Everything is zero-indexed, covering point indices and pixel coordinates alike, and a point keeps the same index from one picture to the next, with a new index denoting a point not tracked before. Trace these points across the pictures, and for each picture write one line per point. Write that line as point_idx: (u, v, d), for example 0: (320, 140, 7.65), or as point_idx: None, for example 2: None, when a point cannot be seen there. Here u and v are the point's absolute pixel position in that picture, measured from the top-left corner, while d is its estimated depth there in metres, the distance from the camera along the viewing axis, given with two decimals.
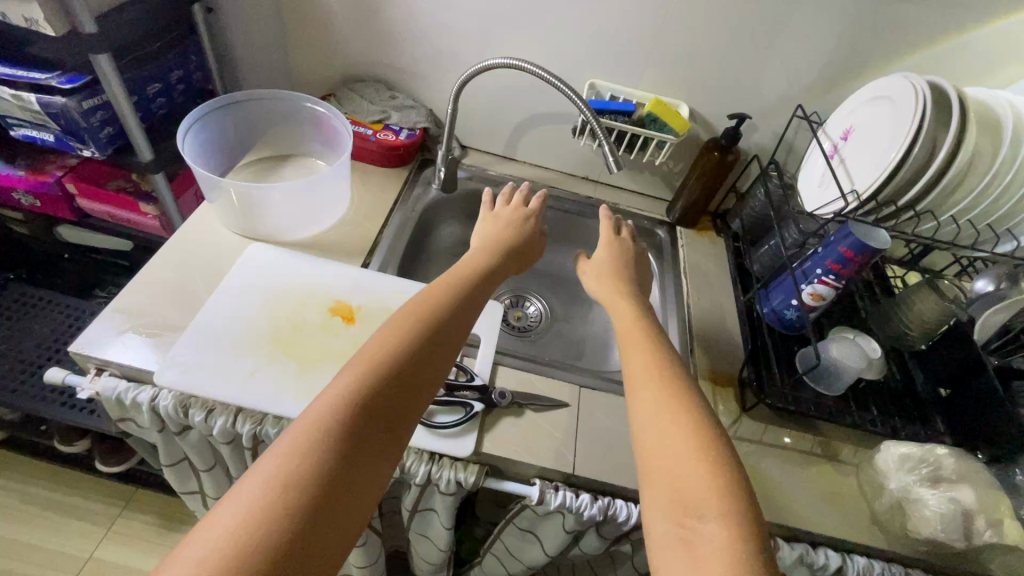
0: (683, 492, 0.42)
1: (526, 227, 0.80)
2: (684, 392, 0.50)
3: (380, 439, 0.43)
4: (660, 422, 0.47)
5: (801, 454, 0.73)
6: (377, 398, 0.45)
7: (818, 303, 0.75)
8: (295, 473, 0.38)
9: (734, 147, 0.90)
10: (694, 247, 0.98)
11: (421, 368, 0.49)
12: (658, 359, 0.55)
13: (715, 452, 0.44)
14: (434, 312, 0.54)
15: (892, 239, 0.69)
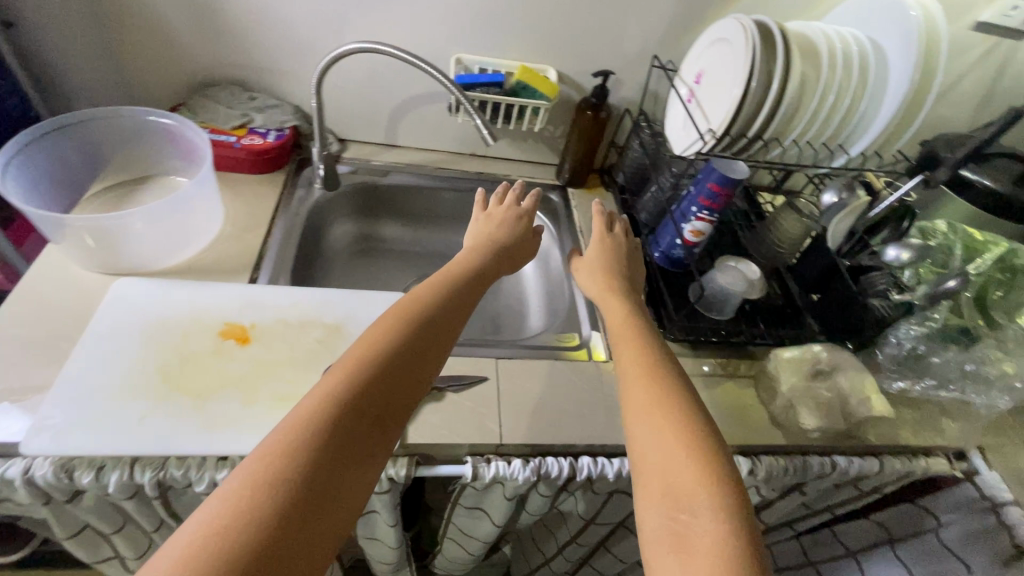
0: (677, 486, 0.44)
1: (521, 230, 0.78)
2: (673, 389, 0.53)
3: (369, 440, 0.44)
4: (652, 417, 0.50)
5: (707, 377, 0.80)
6: (368, 399, 0.45)
7: (699, 238, 0.82)
8: (285, 472, 0.39)
9: (605, 105, 0.94)
10: (586, 205, 1.01)
11: (410, 372, 0.49)
12: (648, 355, 0.57)
13: (707, 454, 0.46)
14: (422, 315, 0.54)
15: (748, 169, 0.75)
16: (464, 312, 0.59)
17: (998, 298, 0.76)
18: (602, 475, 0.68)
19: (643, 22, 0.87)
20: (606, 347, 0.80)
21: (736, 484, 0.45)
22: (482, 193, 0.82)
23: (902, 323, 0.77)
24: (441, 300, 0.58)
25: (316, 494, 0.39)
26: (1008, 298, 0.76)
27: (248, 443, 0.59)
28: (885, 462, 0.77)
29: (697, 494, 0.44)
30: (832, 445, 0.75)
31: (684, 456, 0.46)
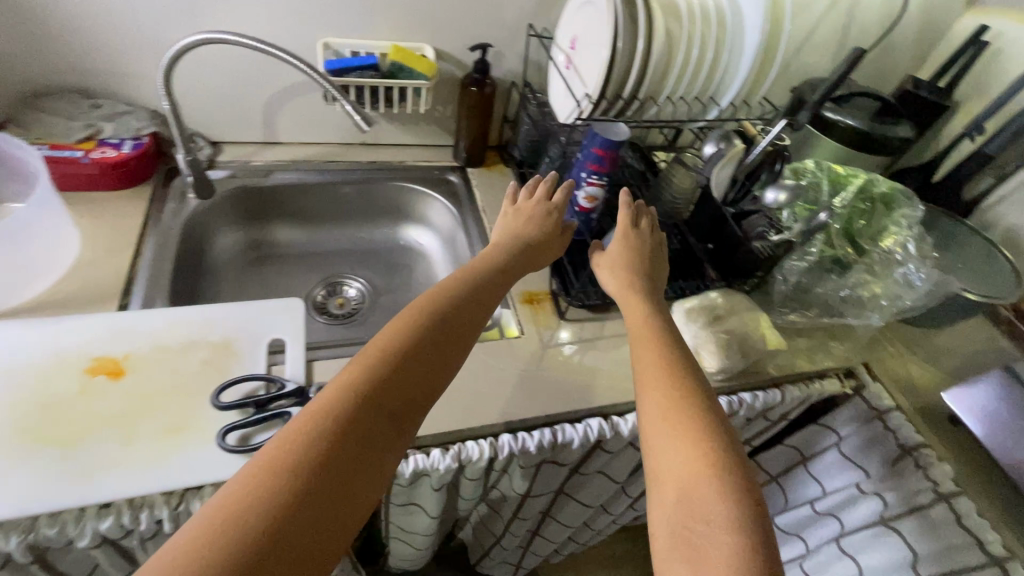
0: (691, 496, 0.46)
1: (550, 226, 0.76)
2: (689, 395, 0.54)
3: (386, 436, 0.47)
4: (667, 424, 0.52)
5: (617, 337, 0.82)
6: (387, 397, 0.49)
7: (594, 204, 0.83)
8: (302, 457, 0.42)
9: (489, 79, 0.92)
10: (487, 183, 1.00)
11: (426, 376, 0.52)
12: (667, 359, 0.59)
13: (724, 470, 0.48)
14: (442, 319, 0.57)
15: (628, 131, 0.76)
16: (484, 317, 0.61)
17: (863, 226, 0.82)
18: (524, 450, 0.69)
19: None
20: (518, 323, 0.80)
21: (752, 497, 0.47)
22: (511, 187, 0.80)
23: (784, 257, 0.83)
24: (461, 303, 0.60)
25: (331, 486, 0.42)
26: (872, 224, 0.82)
27: (131, 484, 0.54)
28: (785, 391, 0.83)
29: (709, 501, 0.46)
30: (736, 383, 0.80)
31: (696, 466, 0.48)
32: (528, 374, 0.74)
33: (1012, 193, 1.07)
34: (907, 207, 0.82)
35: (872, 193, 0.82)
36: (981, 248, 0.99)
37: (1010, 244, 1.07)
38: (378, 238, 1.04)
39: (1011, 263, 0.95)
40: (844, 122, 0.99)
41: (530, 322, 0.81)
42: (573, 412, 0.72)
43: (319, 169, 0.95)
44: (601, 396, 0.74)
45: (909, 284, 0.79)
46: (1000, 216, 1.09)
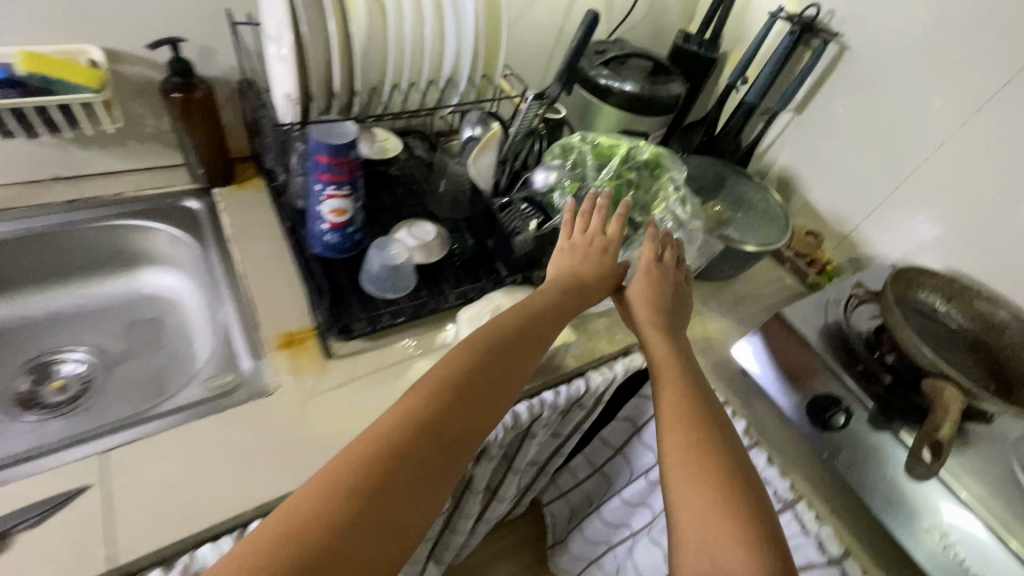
0: (709, 539, 0.51)
1: (604, 261, 0.71)
2: (711, 441, 0.57)
3: (437, 477, 0.49)
4: (692, 473, 0.55)
5: (398, 364, 0.72)
6: (443, 433, 0.51)
7: (346, 217, 0.72)
8: (357, 486, 0.45)
9: (197, 80, 0.74)
10: (236, 206, 0.84)
11: (477, 419, 0.54)
12: (693, 401, 0.61)
13: (749, 530, 0.50)
14: (489, 357, 0.58)
15: (356, 130, 0.66)
16: (531, 355, 0.62)
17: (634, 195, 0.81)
18: None
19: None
20: (271, 376, 0.67)
21: (769, 556, 0.49)
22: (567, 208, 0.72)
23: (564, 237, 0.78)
24: (512, 336, 0.61)
25: (375, 523, 0.44)
26: (643, 191, 0.81)
27: None
28: (587, 379, 0.80)
29: (723, 552, 0.49)
30: (530, 386, 0.76)
31: (717, 514, 0.52)
32: (282, 439, 0.62)
33: (779, 137, 1.13)
34: (673, 169, 0.81)
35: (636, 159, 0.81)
36: (757, 195, 1.03)
37: (783, 186, 1.14)
38: (110, 292, 0.83)
39: (781, 207, 1.00)
40: (619, 88, 0.97)
41: (289, 369, 0.68)
42: None
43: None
44: None
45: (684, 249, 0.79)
46: (773, 159, 1.15)
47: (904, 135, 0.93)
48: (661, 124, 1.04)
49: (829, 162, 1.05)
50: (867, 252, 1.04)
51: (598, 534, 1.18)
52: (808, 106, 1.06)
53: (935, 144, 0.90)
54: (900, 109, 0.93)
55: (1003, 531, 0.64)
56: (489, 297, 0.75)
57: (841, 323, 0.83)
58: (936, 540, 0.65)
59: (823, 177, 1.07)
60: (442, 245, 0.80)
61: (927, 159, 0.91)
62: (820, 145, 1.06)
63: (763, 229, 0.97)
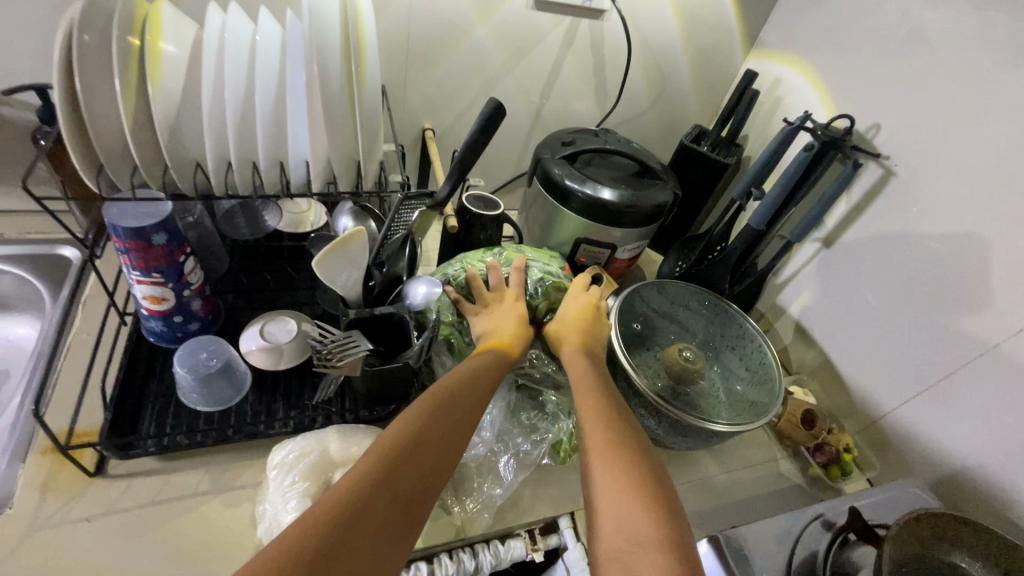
0: (627, 521, 0.40)
1: (519, 304, 0.67)
2: (633, 440, 0.48)
3: (382, 534, 0.38)
4: (609, 462, 0.45)
5: (181, 502, 0.57)
6: (394, 481, 0.41)
7: (167, 306, 0.60)
8: (292, 548, 0.34)
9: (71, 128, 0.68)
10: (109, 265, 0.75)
11: (438, 458, 0.45)
12: (611, 404, 0.53)
13: (661, 501, 0.41)
14: (437, 400, 0.50)
15: (167, 211, 0.54)
16: (483, 390, 0.54)
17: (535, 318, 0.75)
18: None
19: (54, 8, 0.60)
20: (17, 487, 0.54)
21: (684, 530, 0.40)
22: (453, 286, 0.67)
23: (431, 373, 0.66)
24: (470, 378, 0.54)
25: None
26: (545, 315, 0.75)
27: None
28: (434, 567, 0.60)
29: (634, 523, 0.40)
30: None
31: (628, 488, 0.42)
32: None
33: (801, 271, 0.88)
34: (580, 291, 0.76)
35: (534, 282, 0.73)
36: (752, 346, 0.78)
37: (802, 332, 0.88)
38: None
39: (778, 368, 0.73)
40: (578, 191, 0.78)
41: (40, 484, 0.55)
42: None
43: None
44: None
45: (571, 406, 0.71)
46: (792, 296, 0.90)
47: (961, 306, 0.65)
48: (637, 236, 0.83)
49: (858, 318, 0.78)
50: (903, 454, 0.73)
51: None
52: (838, 239, 0.81)
53: (1008, 327, 0.61)
54: (955, 269, 0.65)
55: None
56: (322, 434, 0.59)
57: (816, 558, 0.58)
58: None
59: (849, 335, 0.80)
60: (302, 351, 0.66)
61: (991, 350, 0.62)
62: (848, 292, 0.80)
63: (748, 401, 0.71)
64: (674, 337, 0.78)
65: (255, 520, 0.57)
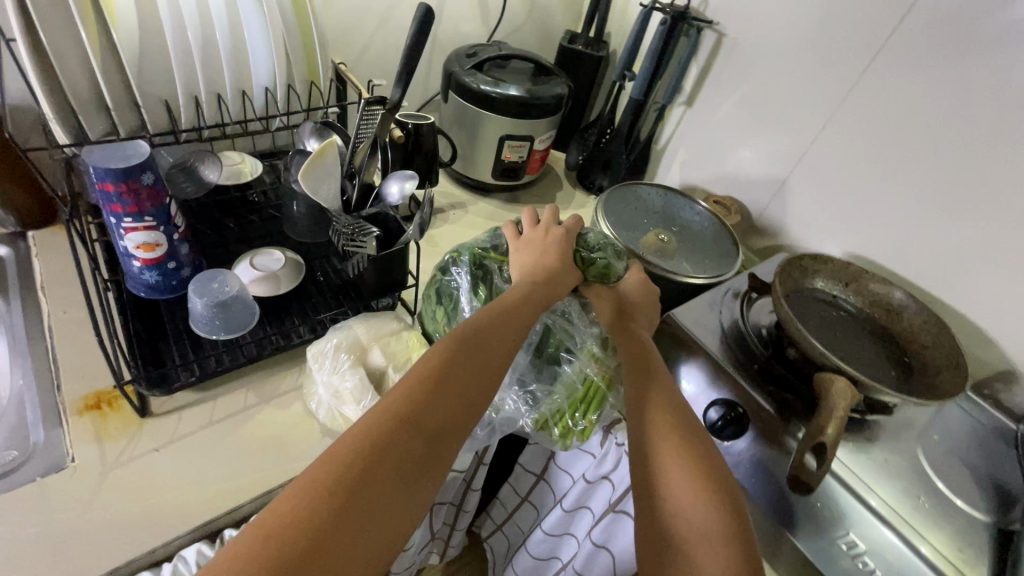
0: (682, 493, 0.48)
1: (566, 251, 0.70)
2: (682, 413, 0.56)
3: (419, 471, 0.44)
4: (666, 434, 0.53)
5: (236, 416, 0.62)
6: (427, 425, 0.46)
7: (160, 252, 0.62)
8: (341, 477, 0.40)
9: None
10: (51, 251, 0.73)
11: (467, 409, 0.49)
12: (658, 375, 0.60)
13: (714, 479, 0.49)
14: (472, 351, 0.53)
15: (148, 150, 0.56)
16: (514, 343, 0.57)
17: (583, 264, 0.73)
18: None
19: None
20: (66, 445, 0.56)
21: (732, 501, 0.49)
22: (510, 223, 0.75)
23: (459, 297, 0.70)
24: (495, 324, 0.57)
25: (357, 516, 0.39)
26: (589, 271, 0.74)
27: None
28: None
29: (693, 500, 0.48)
30: None
31: (686, 465, 0.50)
32: (67, 527, 0.51)
33: (674, 133, 1.10)
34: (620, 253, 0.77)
35: (591, 240, 0.75)
36: (689, 208, 0.96)
37: (685, 180, 1.11)
38: None
39: (725, 227, 0.93)
40: (496, 92, 0.89)
41: (88, 436, 0.57)
42: (152, 552, 0.51)
43: None
44: (193, 515, 0.54)
45: (584, 376, 0.66)
46: (672, 155, 1.12)
47: (789, 120, 0.90)
48: (549, 126, 0.98)
49: (725, 154, 1.02)
50: (773, 246, 0.99)
51: (531, 569, 1.07)
52: (696, 97, 1.03)
53: (817, 126, 0.86)
54: (779, 94, 0.90)
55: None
56: (346, 325, 0.67)
57: (737, 317, 0.79)
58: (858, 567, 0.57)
59: (721, 169, 1.03)
60: (295, 272, 0.72)
61: (811, 146, 0.88)
62: (713, 137, 1.03)
63: (708, 253, 0.88)
64: (653, 221, 0.93)
65: (310, 413, 0.65)
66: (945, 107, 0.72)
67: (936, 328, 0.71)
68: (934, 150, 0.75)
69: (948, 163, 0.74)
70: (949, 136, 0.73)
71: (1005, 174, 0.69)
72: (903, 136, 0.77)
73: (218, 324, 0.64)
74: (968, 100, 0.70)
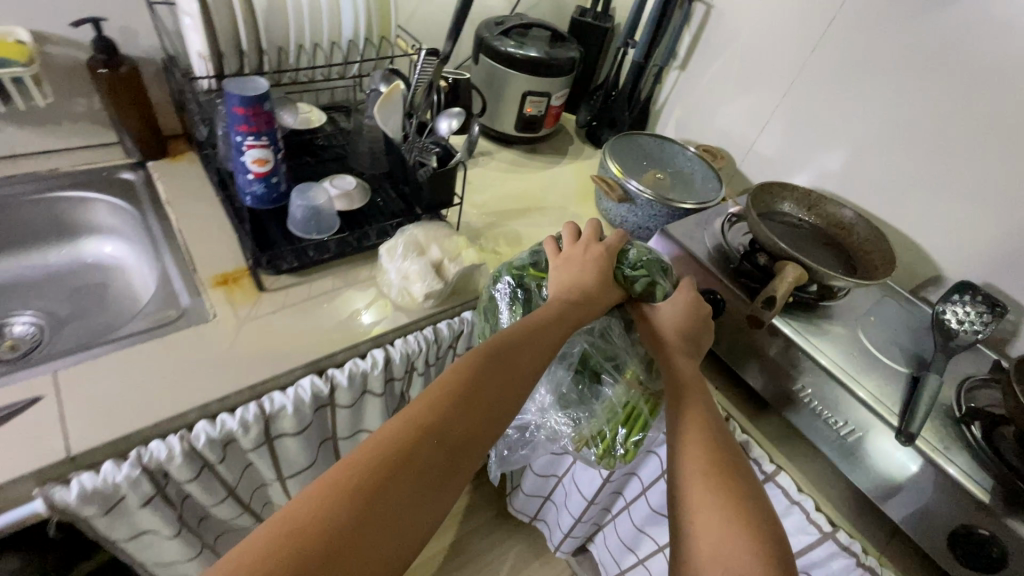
0: (723, 533, 0.49)
1: (606, 268, 0.72)
2: (720, 444, 0.57)
3: (438, 483, 0.45)
4: (705, 472, 0.54)
5: (328, 293, 0.81)
6: (449, 437, 0.48)
7: (268, 167, 0.80)
8: (359, 486, 0.41)
9: (120, 56, 0.83)
10: (169, 175, 0.91)
11: (484, 425, 0.51)
12: (700, 402, 0.62)
13: (756, 519, 0.50)
14: (499, 371, 0.55)
15: (267, 83, 0.75)
16: (538, 364, 0.59)
17: (623, 280, 0.74)
18: (226, 431, 0.67)
19: None
20: (208, 306, 0.75)
21: (774, 538, 0.49)
22: (551, 239, 0.78)
23: (497, 304, 0.77)
24: (521, 341, 0.59)
25: (372, 523, 0.40)
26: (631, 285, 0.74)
27: None
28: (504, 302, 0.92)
29: (740, 542, 0.48)
30: (448, 306, 0.84)
31: (728, 503, 0.51)
32: (220, 355, 0.70)
33: (671, 93, 1.27)
34: (662, 267, 0.76)
35: (632, 258, 0.75)
36: (682, 153, 1.13)
37: (680, 134, 1.28)
38: (59, 261, 0.91)
39: (711, 169, 1.11)
40: (520, 53, 1.07)
41: (223, 300, 0.76)
42: (280, 376, 0.70)
43: None
44: (308, 353, 0.73)
45: (625, 400, 0.72)
46: (669, 113, 1.29)
47: (767, 77, 1.07)
48: (564, 83, 1.15)
49: (714, 110, 1.19)
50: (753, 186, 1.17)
51: (546, 466, 1.26)
52: (689, 61, 1.21)
53: (789, 80, 1.04)
54: (759, 55, 1.08)
55: (949, 463, 0.67)
56: (408, 229, 0.85)
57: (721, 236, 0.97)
58: (831, 428, 0.75)
59: (710, 123, 1.21)
60: (365, 192, 0.90)
61: (784, 98, 1.06)
62: (704, 95, 1.20)
63: (694, 188, 1.06)
64: (651, 162, 1.10)
65: (383, 294, 0.83)
66: (888, 60, 0.90)
67: (875, 236, 0.90)
68: (879, 95, 0.93)
69: (890, 105, 0.92)
70: (890, 82, 0.91)
71: (932, 112, 0.87)
72: (856, 86, 0.95)
73: (310, 227, 0.83)
74: (904, 54, 0.88)
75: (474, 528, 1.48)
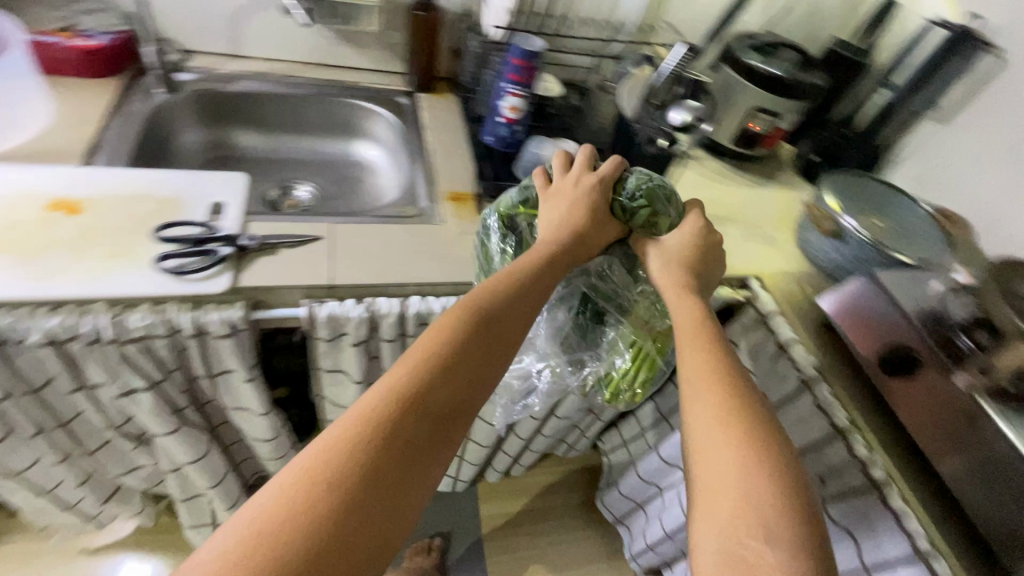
0: (742, 503, 0.46)
1: (598, 204, 0.67)
2: (740, 399, 0.52)
3: (424, 451, 0.45)
4: (722, 445, 0.49)
5: None
6: (430, 405, 0.47)
7: (518, 115, 0.94)
8: (342, 469, 0.41)
9: (433, 5, 1.03)
10: (433, 106, 1.10)
11: (472, 378, 0.51)
12: (716, 354, 0.56)
13: (773, 488, 0.46)
14: (481, 324, 0.54)
15: (544, 46, 0.90)
16: (525, 317, 0.57)
17: (621, 212, 0.69)
18: (429, 311, 0.79)
19: None
20: (440, 213, 0.89)
21: (793, 505, 0.45)
22: (541, 172, 0.73)
23: (489, 245, 0.73)
24: (501, 299, 0.56)
25: (373, 496, 0.41)
26: (635, 219, 0.68)
27: (84, 287, 0.66)
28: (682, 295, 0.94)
29: (762, 511, 0.45)
30: None
31: (748, 470, 0.47)
32: (441, 252, 0.83)
33: (917, 145, 1.17)
34: (667, 189, 0.69)
35: (632, 185, 0.68)
36: (912, 208, 1.03)
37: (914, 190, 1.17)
38: (338, 153, 1.15)
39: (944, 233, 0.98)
40: (762, 69, 1.07)
41: (452, 212, 0.90)
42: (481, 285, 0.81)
43: (279, 79, 1.07)
44: None
45: (631, 339, 0.72)
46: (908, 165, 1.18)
47: None
48: (799, 110, 1.12)
49: (968, 172, 1.07)
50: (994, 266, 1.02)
51: (653, 473, 1.25)
52: (953, 115, 1.09)
53: None
54: None
55: None
56: None
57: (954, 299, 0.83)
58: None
59: (959, 185, 1.09)
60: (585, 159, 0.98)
61: None
62: (960, 154, 1.08)
63: (916, 246, 0.96)
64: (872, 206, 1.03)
65: None
66: None
67: None
68: None
69: None
70: None
71: None
72: None
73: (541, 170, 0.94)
74: None
75: (558, 506, 1.52)
